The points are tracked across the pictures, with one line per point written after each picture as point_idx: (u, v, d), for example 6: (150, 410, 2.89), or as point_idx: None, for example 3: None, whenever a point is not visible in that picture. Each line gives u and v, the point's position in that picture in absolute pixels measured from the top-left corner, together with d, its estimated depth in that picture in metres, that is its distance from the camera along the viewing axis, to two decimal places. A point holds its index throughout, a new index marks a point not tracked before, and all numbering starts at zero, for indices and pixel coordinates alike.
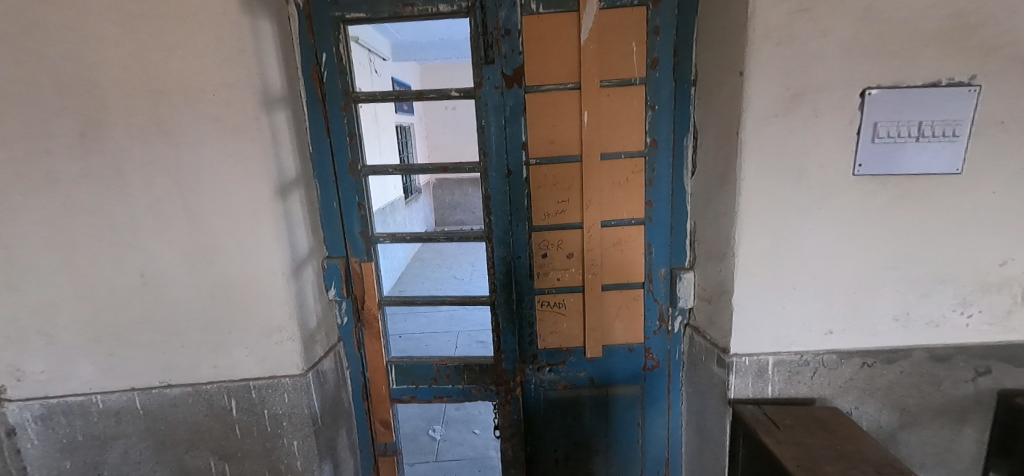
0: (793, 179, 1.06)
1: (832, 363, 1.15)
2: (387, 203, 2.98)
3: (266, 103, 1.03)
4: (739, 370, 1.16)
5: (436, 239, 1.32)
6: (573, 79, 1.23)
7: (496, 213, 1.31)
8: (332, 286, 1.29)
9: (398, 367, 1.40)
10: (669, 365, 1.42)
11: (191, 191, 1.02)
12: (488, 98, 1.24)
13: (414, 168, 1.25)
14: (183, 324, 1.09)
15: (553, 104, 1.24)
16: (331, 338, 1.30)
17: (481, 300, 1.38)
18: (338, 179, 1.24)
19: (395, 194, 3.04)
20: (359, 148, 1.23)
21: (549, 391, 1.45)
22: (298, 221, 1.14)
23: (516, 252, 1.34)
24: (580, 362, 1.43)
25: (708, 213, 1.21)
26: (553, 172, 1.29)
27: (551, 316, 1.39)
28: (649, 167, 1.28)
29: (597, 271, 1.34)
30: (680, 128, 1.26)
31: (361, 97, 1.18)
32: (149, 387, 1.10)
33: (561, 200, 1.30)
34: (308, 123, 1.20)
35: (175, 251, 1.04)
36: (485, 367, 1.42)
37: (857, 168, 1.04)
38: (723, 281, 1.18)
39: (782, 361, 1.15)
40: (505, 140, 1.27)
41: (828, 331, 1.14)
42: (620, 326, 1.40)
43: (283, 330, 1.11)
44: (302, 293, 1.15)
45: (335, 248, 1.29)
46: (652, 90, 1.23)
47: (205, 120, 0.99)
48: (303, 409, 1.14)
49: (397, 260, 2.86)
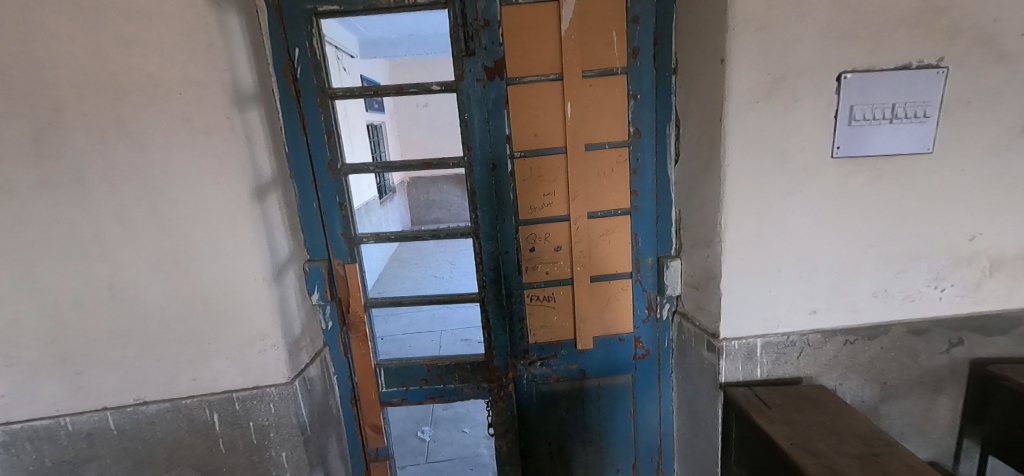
0: (776, 163, 1.07)
1: (816, 342, 1.18)
2: (362, 203, 3.03)
3: (238, 100, 0.98)
4: (729, 354, 1.18)
5: (422, 237, 1.28)
6: (555, 70, 1.22)
7: (482, 208, 1.29)
8: (315, 289, 1.24)
9: (387, 370, 1.36)
10: (659, 352, 1.44)
11: (161, 194, 0.96)
12: (469, 90, 1.21)
13: (396, 165, 1.22)
14: (158, 337, 1.03)
15: (536, 96, 1.23)
16: (316, 343, 1.26)
17: (471, 298, 1.35)
18: (316, 178, 1.19)
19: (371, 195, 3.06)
20: (338, 146, 1.19)
21: (541, 385, 1.45)
22: (277, 224, 1.09)
23: (504, 247, 1.33)
24: (572, 354, 1.43)
25: (694, 200, 1.22)
26: (538, 164, 1.27)
27: (542, 310, 1.38)
28: (633, 156, 1.29)
29: (586, 262, 1.34)
30: (662, 117, 1.27)
31: (338, 93, 1.14)
32: (123, 405, 1.04)
33: (548, 192, 1.29)
34: (283, 122, 1.15)
35: (145, 260, 0.99)
36: (477, 365, 1.40)
37: (836, 150, 1.06)
38: (710, 267, 1.19)
39: (770, 343, 1.17)
40: (489, 133, 1.25)
41: (813, 311, 1.17)
42: (610, 316, 1.40)
43: (266, 338, 1.07)
44: (284, 298, 1.11)
45: (316, 251, 1.24)
46: (633, 79, 1.23)
47: (174, 120, 0.93)
48: (291, 419, 1.10)
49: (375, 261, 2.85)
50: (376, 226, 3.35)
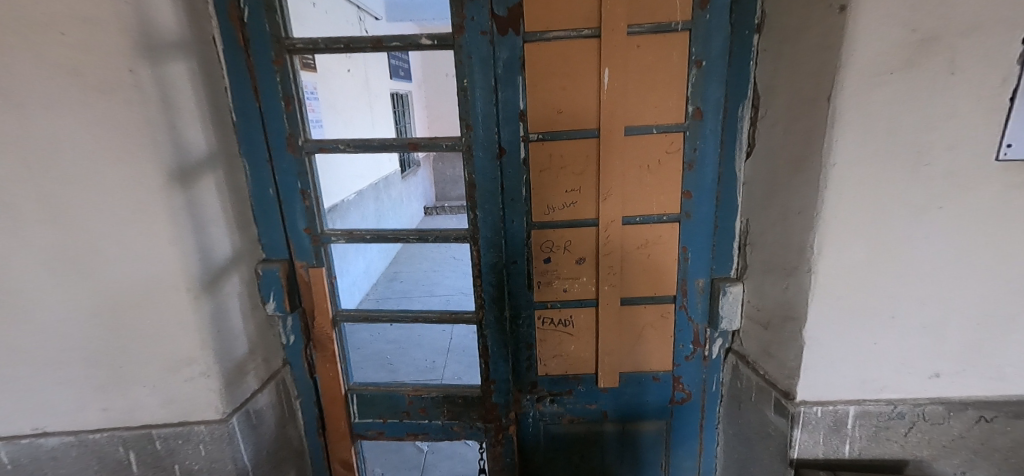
0: (906, 164, 0.73)
1: (936, 416, 0.84)
2: (360, 191, 2.81)
3: (146, 48, 0.72)
4: (808, 424, 0.86)
5: (405, 238, 1.00)
6: (590, 24, 0.90)
7: (484, 206, 0.99)
8: (270, 298, 0.98)
9: (361, 397, 1.11)
10: (704, 398, 1.13)
11: (46, 172, 0.71)
12: (472, 47, 0.90)
13: (372, 144, 0.93)
14: (53, 357, 0.79)
15: (561, 59, 0.92)
16: (272, 363, 1.02)
17: (466, 318, 1.07)
18: (272, 157, 0.93)
19: (353, 185, 2.70)
20: (299, 116, 0.91)
21: (550, 426, 1.17)
22: (210, 217, 0.84)
23: (511, 256, 1.04)
24: (592, 392, 1.14)
25: (772, 210, 0.90)
26: (561, 151, 0.97)
27: (555, 337, 1.10)
28: (690, 145, 0.96)
29: (615, 280, 1.04)
30: (734, 92, 0.93)
31: (298, 44, 0.86)
32: (17, 436, 0.82)
33: (571, 188, 0.99)
34: (228, 83, 0.88)
35: (32, 259, 0.75)
36: (471, 400, 1.13)
37: (1004, 151, 0.71)
38: (789, 303, 0.86)
39: (867, 413, 0.85)
40: (496, 107, 0.94)
41: (934, 375, 0.83)
42: (642, 349, 1.10)
43: (193, 364, 0.84)
44: (220, 313, 0.86)
45: (274, 249, 0.99)
46: (699, 38, 0.90)
47: (59, 73, 0.68)
48: (226, 465, 0.88)
49: (347, 260, 2.54)
50: (370, 218, 2.98)
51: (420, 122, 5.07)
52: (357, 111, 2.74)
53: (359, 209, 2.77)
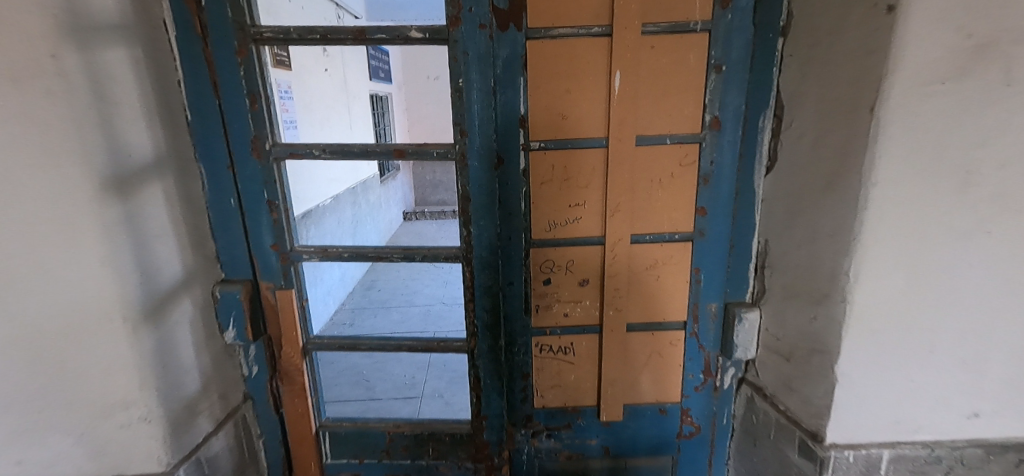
0: (955, 185, 0.65)
1: (974, 459, 0.77)
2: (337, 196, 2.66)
3: (75, 30, 0.59)
4: (839, 470, 0.77)
5: (388, 257, 0.88)
6: (600, 21, 0.80)
7: (478, 222, 0.88)
8: (230, 325, 0.86)
9: (334, 435, 0.99)
10: (713, 431, 1.04)
11: None
12: (469, 41, 0.78)
13: (352, 150, 0.82)
14: None
15: (568, 59, 0.82)
16: (230, 399, 0.89)
17: (455, 346, 0.96)
18: (235, 162, 0.80)
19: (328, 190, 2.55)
20: (267, 116, 0.79)
21: (546, 463, 1.06)
22: (155, 233, 0.72)
23: (508, 277, 0.93)
24: (592, 426, 1.04)
25: (796, 231, 0.82)
26: (565, 162, 0.87)
27: (554, 365, 1.00)
28: (707, 158, 0.87)
29: (621, 304, 0.95)
30: (755, 101, 0.85)
31: (264, 33, 0.74)
32: None
33: (575, 203, 0.89)
34: (183, 77, 0.76)
35: None
36: (459, 437, 1.01)
37: None
38: (817, 336, 0.78)
39: (901, 458, 0.78)
40: (494, 110, 0.83)
41: (973, 415, 0.76)
42: (648, 379, 1.01)
43: (130, 407, 0.70)
44: (165, 345, 0.74)
45: (236, 269, 0.86)
46: (718, 41, 0.82)
47: None
48: None
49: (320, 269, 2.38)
50: (346, 225, 2.82)
51: (400, 125, 4.94)
52: (334, 112, 2.61)
53: (335, 216, 2.62)
